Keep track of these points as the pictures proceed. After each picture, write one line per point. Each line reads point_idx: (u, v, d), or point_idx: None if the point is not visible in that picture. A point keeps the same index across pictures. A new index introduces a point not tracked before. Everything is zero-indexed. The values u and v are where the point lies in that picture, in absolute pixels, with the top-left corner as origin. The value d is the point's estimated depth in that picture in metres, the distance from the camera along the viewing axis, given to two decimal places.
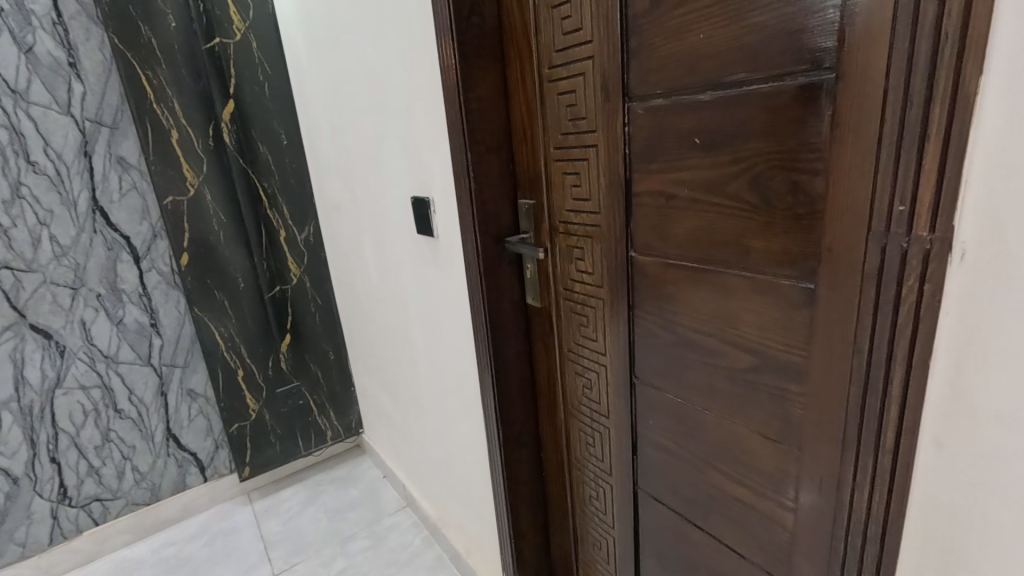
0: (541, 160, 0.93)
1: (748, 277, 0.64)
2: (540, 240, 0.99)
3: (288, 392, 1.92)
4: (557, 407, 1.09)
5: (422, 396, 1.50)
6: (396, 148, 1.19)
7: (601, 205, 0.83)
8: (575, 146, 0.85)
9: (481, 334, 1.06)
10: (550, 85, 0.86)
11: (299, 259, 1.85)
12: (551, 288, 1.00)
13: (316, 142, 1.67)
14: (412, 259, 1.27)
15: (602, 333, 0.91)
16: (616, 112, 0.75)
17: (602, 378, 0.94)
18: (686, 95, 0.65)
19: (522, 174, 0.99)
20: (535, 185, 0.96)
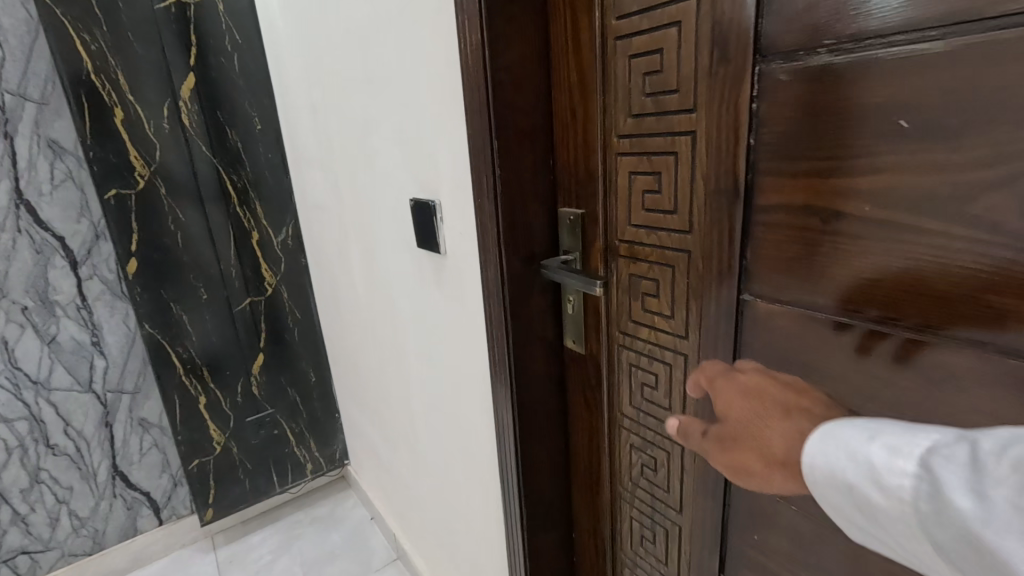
0: (596, 154, 0.66)
1: (989, 358, 0.37)
2: (589, 264, 0.72)
3: (260, 421, 1.64)
4: (599, 481, 0.83)
5: (418, 442, 1.22)
6: (390, 135, 0.91)
7: (695, 221, 0.56)
8: (655, 133, 0.58)
9: (501, 386, 0.79)
10: (617, 43, 0.59)
11: (274, 265, 1.57)
12: (600, 330, 0.73)
13: (295, 127, 1.39)
14: (408, 279, 0.99)
15: (679, 400, 0.64)
16: (736, 78, 0.48)
17: (674, 460, 0.67)
18: (885, 43, 0.38)
19: (565, 172, 0.71)
20: (585, 188, 0.69)
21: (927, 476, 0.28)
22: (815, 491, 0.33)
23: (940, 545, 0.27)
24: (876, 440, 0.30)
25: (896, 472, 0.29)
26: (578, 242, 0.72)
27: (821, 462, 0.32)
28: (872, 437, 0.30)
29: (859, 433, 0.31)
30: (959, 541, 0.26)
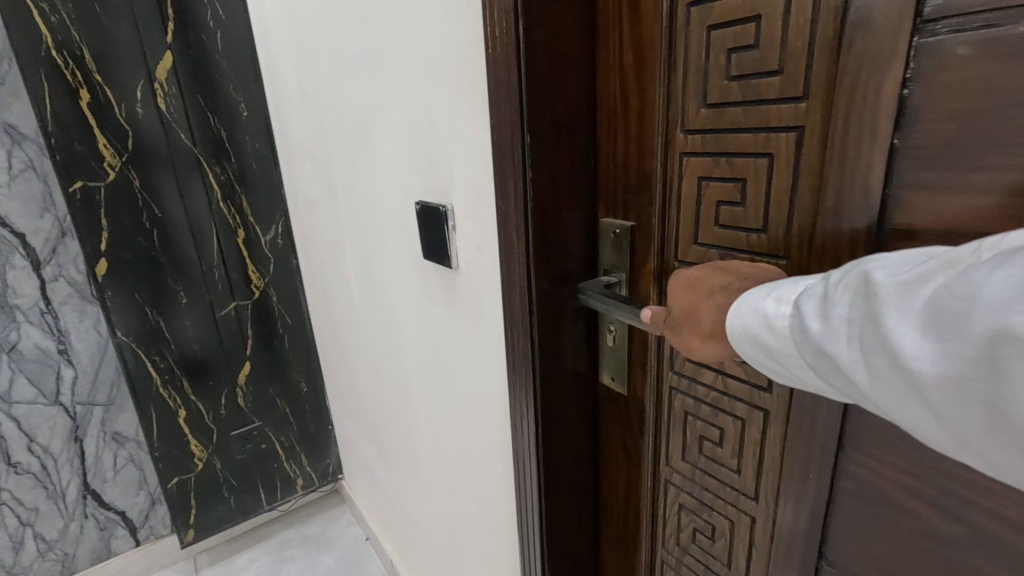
0: (654, 154, 0.53)
1: None
2: (637, 287, 0.59)
3: (246, 435, 1.51)
4: (635, 539, 0.71)
5: (420, 470, 1.09)
6: (394, 126, 0.76)
7: (794, 245, 0.43)
8: (742, 128, 0.45)
9: (524, 430, 0.66)
10: (691, 12, 0.46)
11: (262, 266, 1.43)
12: (648, 367, 0.60)
13: (285, 115, 1.24)
14: (412, 294, 0.86)
15: (751, 464, 0.52)
16: (882, 52, 0.35)
17: (739, 532, 0.55)
18: None
19: (610, 174, 0.58)
20: (637, 195, 0.56)
21: (798, 311, 0.32)
22: (735, 348, 0.38)
23: (809, 365, 0.32)
24: (769, 294, 0.35)
25: (778, 314, 0.33)
26: (624, 259, 0.59)
27: (732, 321, 0.37)
28: (767, 293, 0.35)
29: (759, 295, 0.36)
30: (816, 357, 0.31)
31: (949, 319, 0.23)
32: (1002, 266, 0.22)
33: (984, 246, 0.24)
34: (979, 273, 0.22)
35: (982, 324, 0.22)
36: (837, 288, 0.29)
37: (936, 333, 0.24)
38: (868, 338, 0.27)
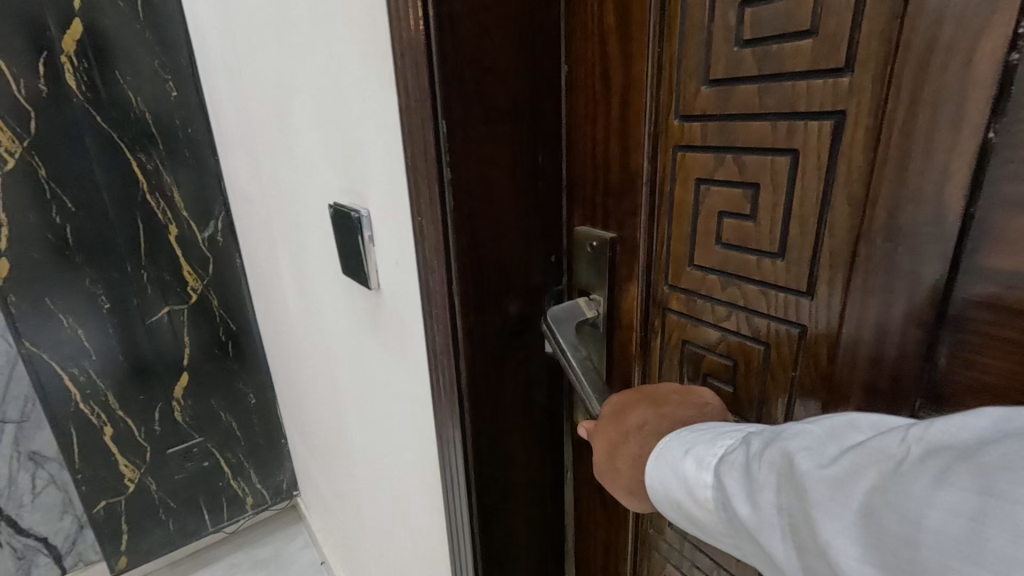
0: (642, 148, 0.40)
1: None
2: (615, 318, 0.47)
3: (185, 452, 1.36)
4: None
5: (364, 509, 0.95)
6: (308, 108, 0.60)
7: (827, 277, 0.32)
8: (755, 114, 0.33)
9: (456, 500, 0.51)
10: None
11: (198, 266, 1.28)
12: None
13: (216, 95, 1.08)
14: (340, 314, 0.71)
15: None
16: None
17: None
18: None
19: (581, 172, 0.45)
20: (614, 201, 0.43)
21: (719, 483, 0.30)
22: (660, 506, 0.35)
23: (747, 546, 0.29)
24: (688, 454, 0.33)
25: (700, 482, 0.31)
26: (597, 282, 0.47)
27: (655, 482, 0.34)
28: (686, 452, 0.33)
29: (679, 450, 0.33)
30: (748, 539, 0.28)
31: (888, 546, 0.21)
32: (938, 485, 0.20)
33: (910, 435, 0.21)
34: (909, 482, 0.20)
35: (922, 566, 0.19)
36: (760, 467, 0.28)
37: (876, 559, 0.21)
38: (802, 534, 0.25)
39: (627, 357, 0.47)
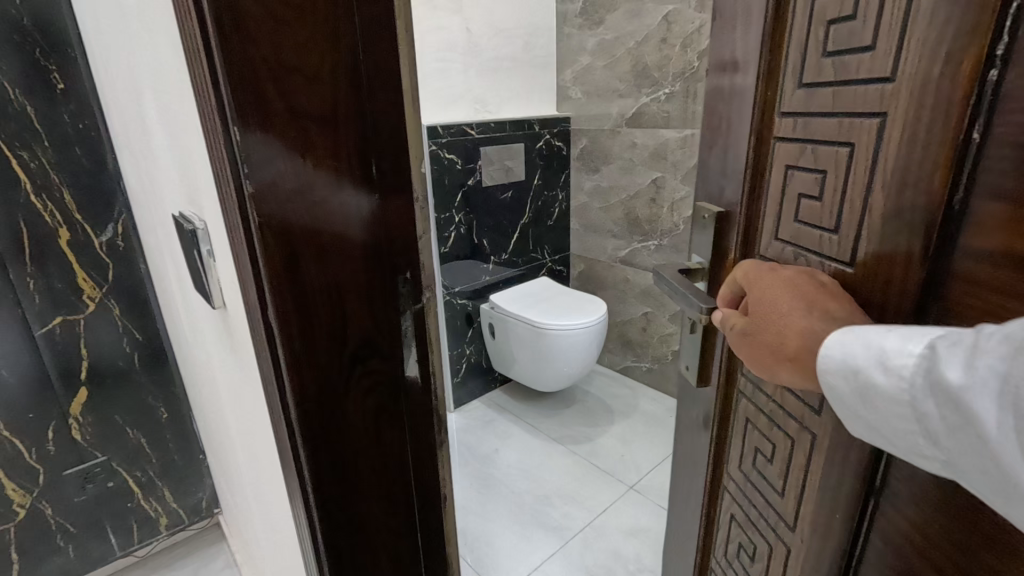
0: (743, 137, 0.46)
1: None
2: (717, 277, 0.53)
3: (86, 473, 1.26)
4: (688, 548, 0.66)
5: (262, 535, 0.89)
6: (153, 104, 0.54)
7: (861, 249, 0.36)
8: (828, 113, 0.37)
9: (304, 535, 0.47)
10: None
11: (96, 272, 1.18)
12: (717, 369, 0.54)
13: (104, 90, 0.99)
14: (211, 331, 0.65)
15: (796, 485, 0.44)
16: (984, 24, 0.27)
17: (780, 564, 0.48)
18: None
19: (712, 153, 0.51)
20: (733, 179, 0.48)
21: (931, 352, 0.30)
22: (822, 377, 0.36)
23: (941, 418, 0.30)
24: (893, 330, 0.33)
25: (904, 353, 0.32)
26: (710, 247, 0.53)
27: (835, 348, 0.35)
28: (889, 330, 0.33)
29: (880, 328, 0.33)
30: (953, 412, 0.29)
31: None
32: None
33: None
34: None
35: None
36: (991, 340, 0.28)
37: None
38: None
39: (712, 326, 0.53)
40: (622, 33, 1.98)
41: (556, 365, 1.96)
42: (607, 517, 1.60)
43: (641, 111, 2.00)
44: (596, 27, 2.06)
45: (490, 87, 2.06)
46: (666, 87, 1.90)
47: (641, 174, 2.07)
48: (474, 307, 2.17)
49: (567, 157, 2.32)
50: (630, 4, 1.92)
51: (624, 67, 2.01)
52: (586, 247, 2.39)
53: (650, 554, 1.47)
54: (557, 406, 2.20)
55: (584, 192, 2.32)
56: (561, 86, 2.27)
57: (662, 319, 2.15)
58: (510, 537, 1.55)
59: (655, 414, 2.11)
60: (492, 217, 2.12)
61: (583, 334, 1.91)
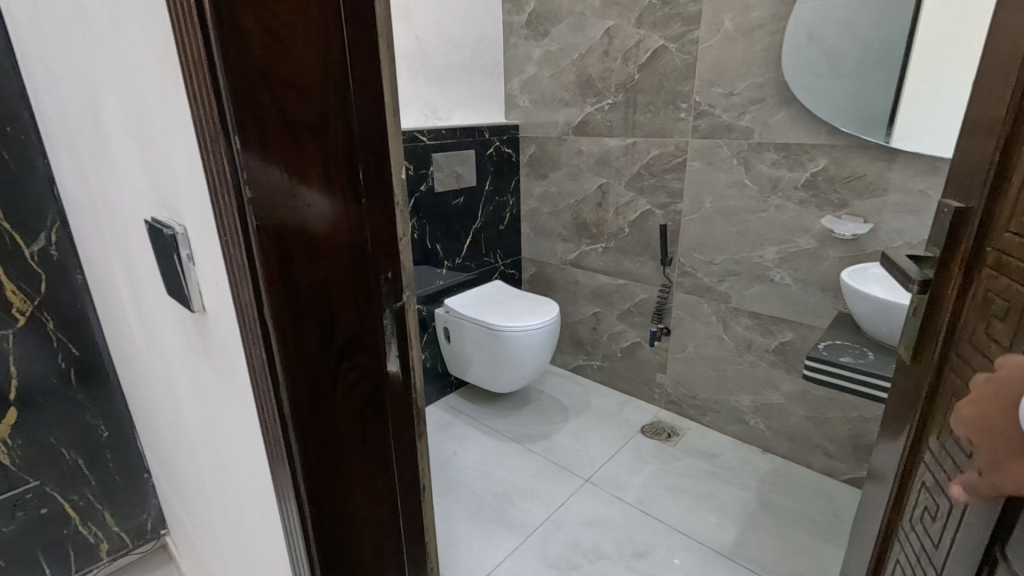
0: (1000, 147, 0.55)
1: None
2: (945, 262, 0.62)
3: (15, 501, 1.17)
4: (884, 489, 0.75)
5: (222, 546, 0.88)
6: (119, 111, 0.54)
7: None
8: None
9: (293, 527, 0.49)
10: None
11: (28, 284, 1.11)
12: (930, 345, 0.65)
13: (37, 91, 0.94)
14: (177, 338, 0.64)
15: (975, 444, 0.54)
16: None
17: (953, 516, 0.57)
18: None
19: (972, 160, 0.60)
20: (980, 180, 0.58)
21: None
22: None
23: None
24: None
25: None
26: (945, 237, 0.62)
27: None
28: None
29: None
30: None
31: None
32: None
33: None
34: None
35: None
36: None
37: None
38: None
39: (939, 301, 0.63)
40: (567, 45, 2.06)
41: (511, 365, 2.01)
42: (565, 509, 1.66)
43: (586, 119, 2.09)
44: (541, 39, 2.14)
45: (439, 94, 2.08)
46: (608, 97, 2.00)
47: (587, 180, 2.16)
48: (428, 311, 2.19)
49: (517, 163, 2.38)
50: (574, 18, 2.01)
51: (569, 78, 2.09)
52: (536, 251, 2.46)
53: (607, 542, 1.54)
54: (513, 407, 2.24)
55: (533, 197, 2.39)
56: (508, 94, 2.33)
57: (611, 318, 2.25)
58: (472, 536, 1.57)
59: (606, 410, 2.20)
60: (444, 222, 2.14)
61: (537, 334, 1.97)
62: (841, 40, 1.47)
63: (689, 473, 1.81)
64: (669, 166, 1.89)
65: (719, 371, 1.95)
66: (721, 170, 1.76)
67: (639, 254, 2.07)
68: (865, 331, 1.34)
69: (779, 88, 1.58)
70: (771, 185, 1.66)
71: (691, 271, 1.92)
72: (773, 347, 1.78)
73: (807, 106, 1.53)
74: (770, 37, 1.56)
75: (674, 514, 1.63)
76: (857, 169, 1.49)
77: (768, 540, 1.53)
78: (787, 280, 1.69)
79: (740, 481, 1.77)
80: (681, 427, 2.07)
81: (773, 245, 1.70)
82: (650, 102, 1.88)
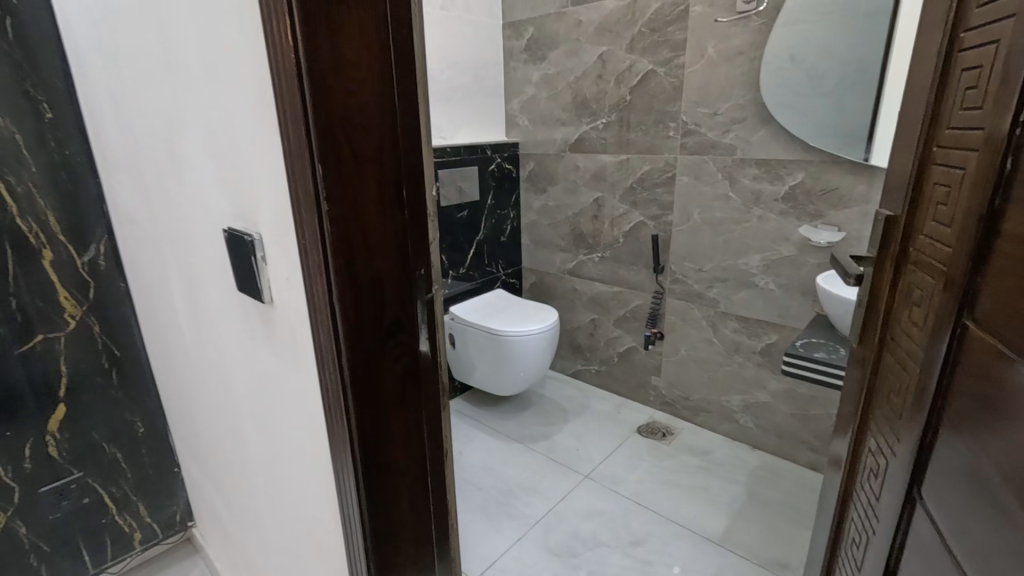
0: (916, 166, 0.67)
1: None
2: (879, 261, 0.74)
3: (61, 490, 1.28)
4: (839, 461, 0.87)
5: (260, 519, 0.99)
6: (199, 143, 0.66)
7: (961, 233, 0.55)
8: (960, 146, 0.57)
9: (346, 475, 0.60)
10: (960, 54, 0.59)
11: (79, 291, 1.23)
12: (872, 332, 0.77)
13: (98, 119, 1.06)
14: (236, 330, 0.76)
15: (903, 409, 0.65)
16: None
17: (888, 471, 0.68)
18: None
19: (897, 176, 0.72)
20: (902, 193, 0.70)
21: None
22: None
23: None
24: None
25: None
26: (879, 240, 0.75)
27: None
28: None
29: None
30: None
31: None
32: None
33: None
34: None
35: None
36: None
37: None
38: None
39: (876, 294, 0.75)
40: (563, 68, 2.21)
41: (513, 369, 2.12)
42: (566, 503, 1.76)
43: (582, 137, 2.23)
44: (540, 62, 2.29)
45: (444, 115, 2.23)
46: (603, 117, 2.14)
47: (584, 194, 2.29)
48: None
49: (517, 179, 2.52)
50: (569, 44, 2.16)
51: (566, 99, 2.24)
52: (536, 261, 2.59)
53: (605, 532, 1.64)
54: (515, 410, 2.35)
55: (532, 210, 2.52)
56: (509, 114, 2.47)
57: (608, 324, 2.37)
58: (478, 528, 1.67)
59: (604, 412, 2.31)
60: (449, 234, 2.27)
61: (538, 339, 2.08)
62: (817, 62, 1.60)
63: (682, 469, 1.91)
64: (660, 180, 2.02)
65: (710, 373, 2.07)
66: (707, 184, 1.89)
67: (633, 263, 2.20)
68: (839, 330, 1.46)
69: (758, 108, 1.72)
70: (753, 197, 1.79)
71: (682, 278, 2.05)
72: (760, 349, 1.90)
73: (784, 125, 1.67)
74: (749, 63, 1.71)
75: (667, 506, 1.73)
76: (831, 182, 1.62)
77: (756, 529, 1.63)
78: (771, 286, 1.82)
79: (730, 476, 1.87)
80: (675, 427, 2.17)
81: (757, 253, 1.82)
82: (642, 121, 2.02)
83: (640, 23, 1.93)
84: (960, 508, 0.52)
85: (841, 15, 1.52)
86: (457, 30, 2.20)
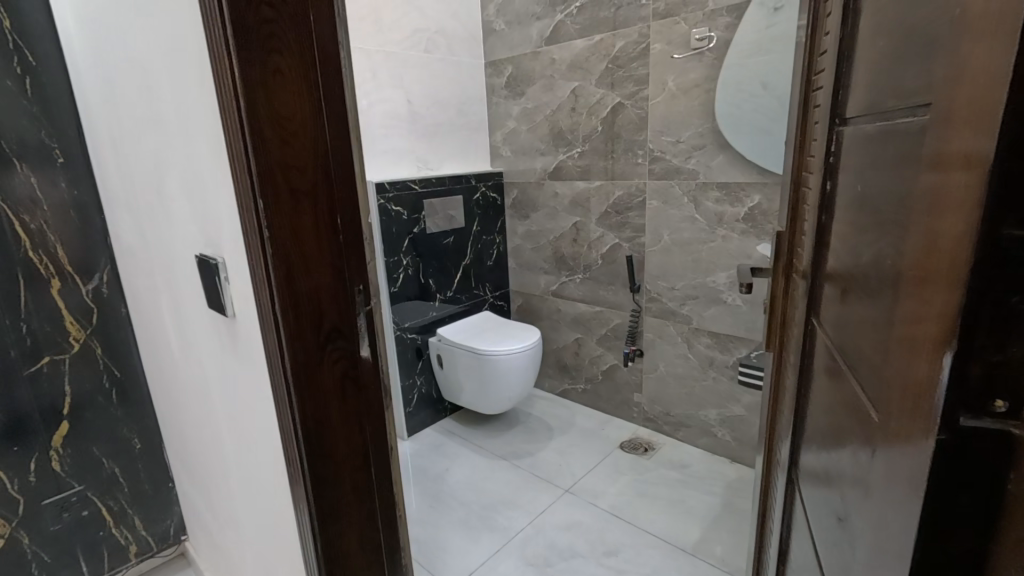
0: (793, 188, 0.77)
1: (878, 383, 0.41)
2: (777, 272, 0.84)
3: (63, 503, 1.38)
4: (761, 458, 0.94)
5: (238, 521, 1.08)
6: (178, 183, 0.79)
7: (812, 244, 0.65)
8: (812, 170, 0.67)
9: (295, 464, 0.70)
10: (812, 94, 0.69)
11: (84, 318, 1.35)
12: (775, 336, 0.85)
13: (103, 164, 1.20)
14: (211, 343, 0.87)
15: (790, 401, 0.74)
16: (864, 89, 0.47)
17: (783, 460, 0.76)
18: (862, 122, 0.48)
19: (786, 196, 0.82)
20: (786, 211, 0.80)
21: None
22: None
23: None
24: None
25: None
26: (774, 253, 0.84)
27: None
28: None
29: None
30: None
31: None
32: None
33: None
34: None
35: None
36: None
37: None
38: None
39: (776, 302, 0.84)
40: (541, 103, 2.36)
41: (499, 388, 2.20)
42: (546, 516, 1.82)
43: (560, 166, 2.36)
44: (519, 98, 2.44)
45: (430, 148, 2.37)
46: (578, 146, 2.27)
47: (564, 219, 2.41)
48: (423, 340, 2.41)
49: (502, 206, 2.64)
50: (545, 80, 2.31)
51: (544, 131, 2.38)
52: (522, 284, 2.69)
53: (582, 542, 1.69)
54: (503, 428, 2.42)
55: (517, 235, 2.64)
56: (494, 146, 2.62)
57: (591, 343, 2.45)
58: (459, 541, 1.73)
59: (589, 429, 2.37)
60: (436, 259, 2.39)
61: (521, 358, 2.17)
62: (784, 89, 1.66)
63: (660, 482, 1.97)
64: (632, 205, 2.13)
65: (687, 388, 2.13)
66: (675, 207, 2.00)
67: (612, 284, 2.29)
68: None
69: (716, 136, 1.83)
70: (716, 218, 1.89)
71: (657, 296, 2.13)
72: (732, 363, 1.97)
73: (738, 150, 1.78)
74: (706, 95, 1.83)
75: (643, 518, 1.78)
76: None
77: (728, 538, 1.68)
78: (737, 301, 1.90)
79: (708, 488, 1.92)
80: (657, 442, 2.23)
81: (723, 270, 1.91)
82: (613, 150, 2.15)
83: (608, 59, 2.08)
84: (814, 479, 0.60)
85: (786, 50, 1.62)
86: (440, 70, 2.36)
